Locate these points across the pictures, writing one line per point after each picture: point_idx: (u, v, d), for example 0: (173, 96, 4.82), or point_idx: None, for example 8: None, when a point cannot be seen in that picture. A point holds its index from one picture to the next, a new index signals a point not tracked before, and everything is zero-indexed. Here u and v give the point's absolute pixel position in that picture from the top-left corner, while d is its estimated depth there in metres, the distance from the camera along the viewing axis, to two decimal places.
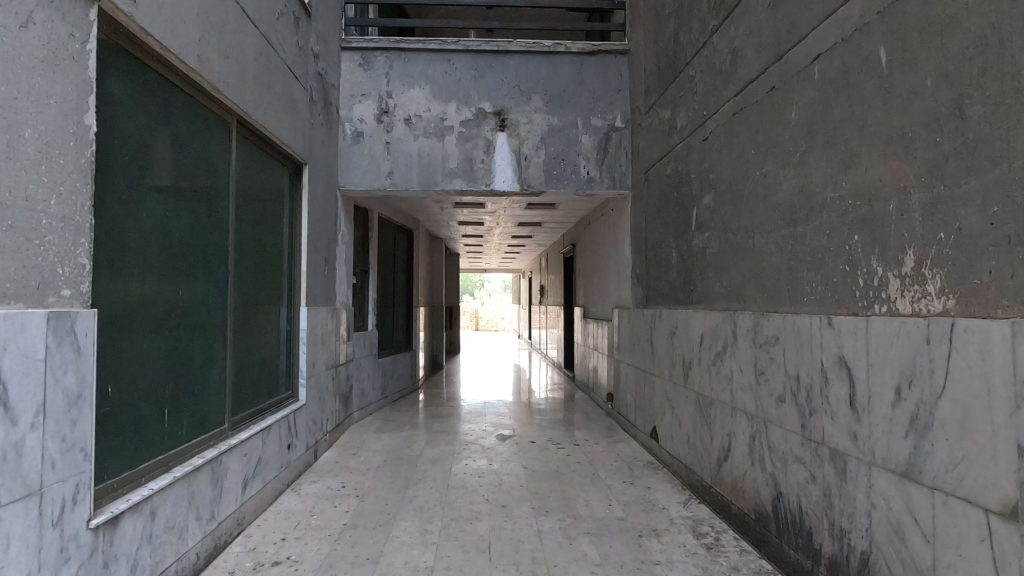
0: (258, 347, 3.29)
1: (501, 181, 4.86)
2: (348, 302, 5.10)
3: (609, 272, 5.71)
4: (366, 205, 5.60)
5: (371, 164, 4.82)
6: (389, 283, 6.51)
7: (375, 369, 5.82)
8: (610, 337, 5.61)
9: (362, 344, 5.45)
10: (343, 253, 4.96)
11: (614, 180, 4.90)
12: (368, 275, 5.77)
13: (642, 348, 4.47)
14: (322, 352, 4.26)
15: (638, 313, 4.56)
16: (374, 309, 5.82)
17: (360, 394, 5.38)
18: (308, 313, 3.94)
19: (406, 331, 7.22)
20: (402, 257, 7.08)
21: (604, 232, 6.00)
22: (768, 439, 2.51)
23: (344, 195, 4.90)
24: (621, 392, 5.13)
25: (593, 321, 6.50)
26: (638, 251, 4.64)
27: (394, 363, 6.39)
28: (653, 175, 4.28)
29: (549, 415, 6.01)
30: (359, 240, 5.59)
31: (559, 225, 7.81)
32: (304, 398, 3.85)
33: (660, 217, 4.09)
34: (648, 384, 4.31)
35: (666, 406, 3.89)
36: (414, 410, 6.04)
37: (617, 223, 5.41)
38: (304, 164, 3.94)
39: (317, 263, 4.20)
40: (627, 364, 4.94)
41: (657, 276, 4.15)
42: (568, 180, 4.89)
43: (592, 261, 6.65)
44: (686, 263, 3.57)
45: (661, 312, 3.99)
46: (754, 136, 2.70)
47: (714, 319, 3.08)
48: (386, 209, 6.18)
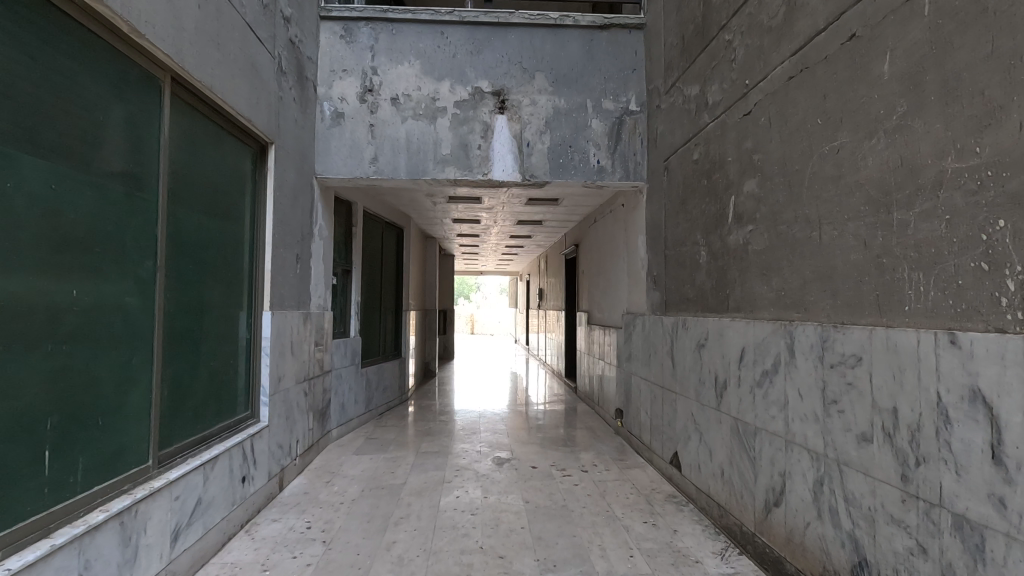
0: (204, 360, 2.70)
1: (500, 170, 4.29)
2: (326, 306, 4.53)
3: (619, 274, 5.14)
4: (348, 197, 5.03)
5: (353, 149, 4.25)
6: (376, 285, 5.94)
7: (358, 380, 5.25)
8: (620, 347, 5.04)
9: (342, 352, 4.87)
10: (321, 249, 4.38)
11: (628, 170, 4.35)
12: (351, 275, 5.19)
13: (660, 360, 3.90)
14: (292, 363, 3.68)
15: (656, 321, 3.99)
16: (357, 313, 5.24)
17: (340, 409, 4.80)
18: (272, 318, 3.36)
19: (395, 337, 6.64)
20: (391, 257, 6.52)
21: (613, 229, 5.43)
22: (843, 488, 1.95)
23: (322, 183, 4.33)
24: (633, 409, 4.56)
25: (599, 328, 5.94)
26: (656, 250, 4.08)
27: (380, 372, 5.80)
28: (675, 163, 3.72)
29: (551, 431, 5.43)
30: (341, 235, 5.03)
31: (562, 223, 7.24)
32: (267, 419, 3.27)
33: (684, 211, 3.53)
34: (668, 402, 3.75)
35: (692, 431, 3.33)
36: (402, 426, 5.45)
37: (629, 219, 4.85)
38: (270, 144, 3.36)
39: (286, 260, 3.63)
40: (640, 377, 4.38)
41: (680, 279, 3.58)
42: (576, 170, 4.34)
43: (598, 262, 6.08)
44: (720, 262, 3.01)
45: (685, 321, 3.43)
46: (820, 101, 2.14)
47: (762, 330, 2.51)
48: (372, 203, 5.62)
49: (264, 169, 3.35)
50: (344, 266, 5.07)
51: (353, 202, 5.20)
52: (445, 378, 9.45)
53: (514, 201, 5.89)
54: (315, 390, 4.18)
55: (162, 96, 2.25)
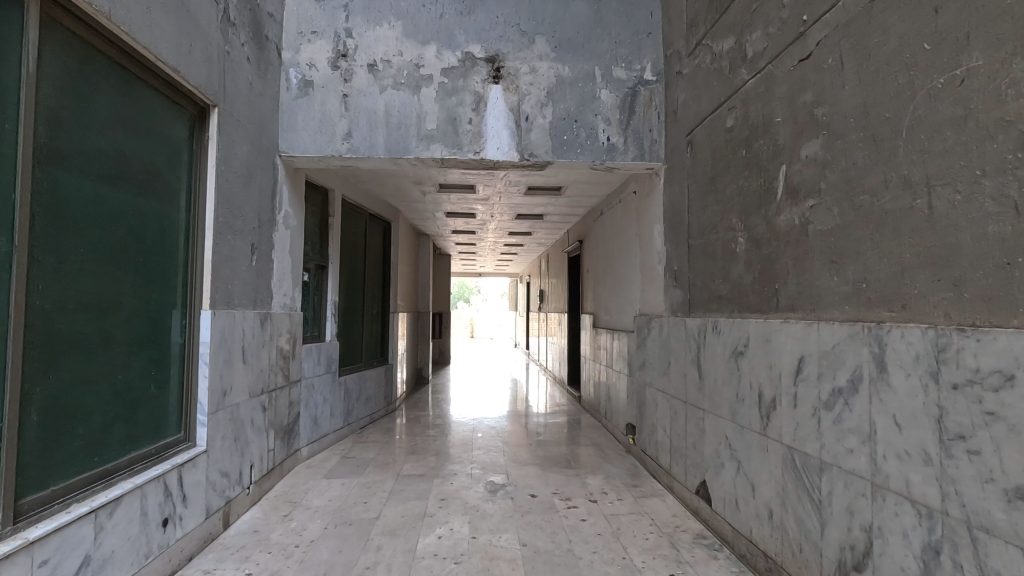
0: (107, 373, 2.09)
1: (495, 149, 3.70)
2: (294, 306, 3.93)
3: (631, 271, 4.54)
4: (322, 183, 4.45)
5: (324, 123, 3.65)
6: (358, 282, 5.35)
7: (335, 390, 4.64)
8: (632, 353, 4.43)
9: (315, 359, 4.27)
10: (287, 240, 3.79)
11: (642, 149, 3.75)
12: (327, 271, 4.60)
13: (683, 370, 3.29)
14: (245, 374, 3.08)
15: (678, 323, 3.38)
16: (334, 314, 4.64)
17: (311, 423, 4.20)
18: (215, 318, 2.75)
19: (380, 341, 6.03)
20: (376, 253, 5.92)
21: (623, 219, 4.83)
22: (979, 564, 1.35)
23: (288, 163, 3.74)
24: (648, 425, 3.95)
25: (606, 331, 5.33)
26: (676, 240, 3.48)
27: (361, 381, 5.20)
28: (701, 135, 3.13)
29: (553, 447, 4.82)
30: (314, 225, 4.44)
31: (564, 217, 6.64)
32: (204, 443, 2.65)
33: (714, 190, 2.93)
34: (693, 420, 3.14)
35: (726, 458, 2.72)
36: (385, 441, 4.84)
37: (643, 205, 4.25)
38: (212, 107, 2.76)
39: (237, 249, 3.01)
40: (657, 389, 3.77)
41: (708, 273, 2.98)
42: (583, 149, 3.74)
43: (605, 258, 5.48)
44: (765, 249, 2.41)
45: (718, 323, 2.82)
46: (929, 17, 1.54)
47: (833, 335, 1.91)
48: (352, 192, 5.03)
49: (204, 136, 2.74)
50: (318, 260, 4.48)
51: (328, 188, 4.62)
52: (439, 385, 8.82)
53: (511, 190, 5.29)
54: (278, 403, 3.58)
55: (25, 15, 1.71)
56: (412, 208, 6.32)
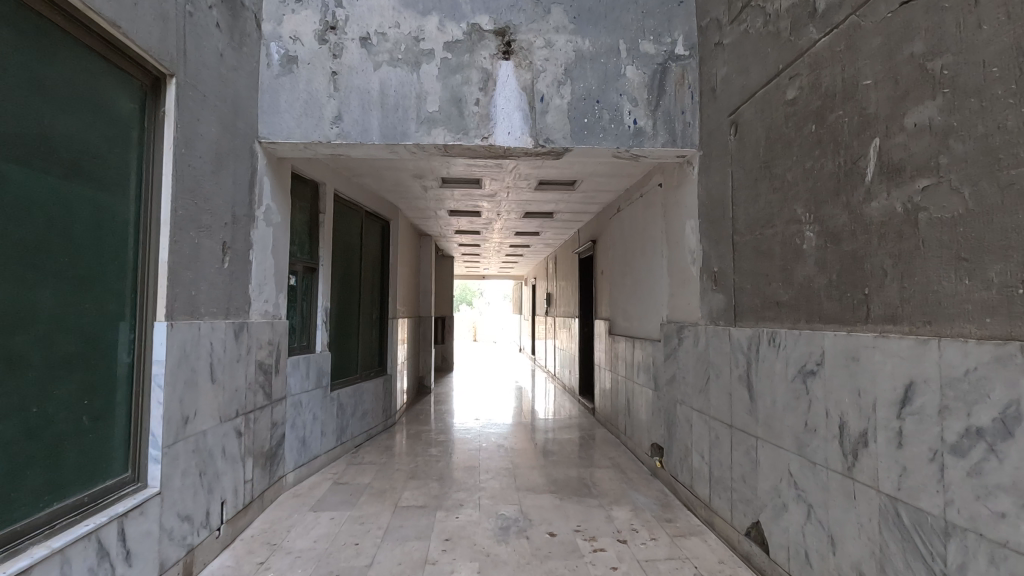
0: (10, 407, 1.63)
1: (505, 133, 3.23)
2: (277, 313, 3.47)
3: (656, 273, 4.07)
4: (311, 175, 3.99)
5: (310, 105, 3.19)
6: (352, 286, 4.89)
7: (327, 406, 4.17)
8: (658, 364, 3.96)
9: (303, 372, 3.80)
10: (269, 239, 3.33)
11: (673, 133, 3.29)
12: (316, 274, 4.14)
13: (728, 388, 2.82)
14: (214, 395, 2.61)
15: (721, 333, 2.91)
16: (325, 321, 4.18)
17: (298, 445, 3.73)
18: (175, 331, 2.28)
19: (378, 350, 5.57)
20: (373, 254, 5.46)
21: (645, 215, 4.37)
22: None
23: (269, 151, 3.28)
24: (680, 449, 3.46)
25: (625, 339, 4.85)
26: (717, 237, 3.01)
27: (356, 394, 4.73)
28: (750, 113, 2.66)
29: (568, 467, 4.33)
30: (302, 222, 3.98)
31: (576, 215, 6.17)
32: (158, 484, 2.18)
33: (771, 176, 2.46)
34: (742, 449, 2.66)
35: (790, 499, 2.24)
36: (382, 462, 4.37)
37: (671, 198, 3.79)
38: (170, 77, 2.28)
39: (205, 248, 2.55)
40: (693, 408, 3.29)
41: (762, 275, 2.52)
42: (606, 134, 3.28)
43: (623, 259, 5.01)
44: (848, 244, 1.94)
45: (777, 335, 2.35)
46: None
47: (967, 358, 1.44)
48: (345, 187, 4.57)
49: (159, 112, 2.26)
50: (307, 262, 4.02)
51: (318, 181, 4.16)
52: (442, 393, 8.34)
53: (520, 184, 4.83)
54: (257, 426, 3.11)
55: None
56: (412, 206, 5.86)
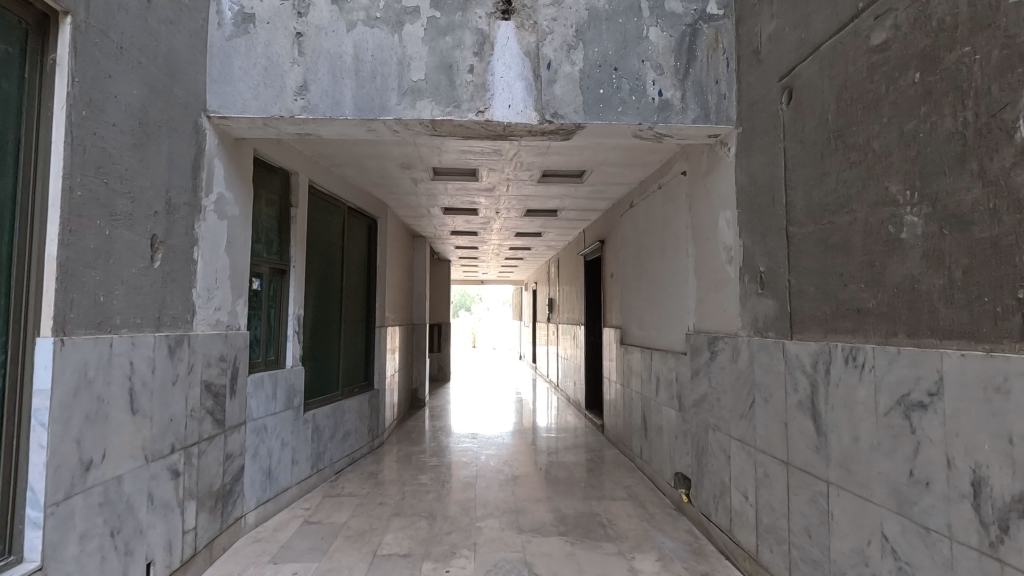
0: None
1: (505, 106, 2.70)
2: (234, 322, 2.92)
3: (679, 274, 3.53)
4: (280, 161, 3.45)
5: (270, 72, 2.65)
6: (333, 290, 4.33)
7: (299, 429, 3.61)
8: (683, 380, 3.40)
9: (269, 390, 3.25)
10: (223, 233, 2.79)
11: (705, 107, 2.75)
12: (287, 277, 3.59)
13: (783, 416, 2.26)
14: (136, 429, 2.06)
15: (772, 347, 2.36)
16: (297, 331, 3.63)
17: (261, 478, 3.17)
18: (70, 350, 1.73)
19: (364, 363, 5.01)
20: (358, 255, 4.92)
21: (665, 208, 3.82)
22: None
23: (223, 129, 2.74)
24: (715, 484, 2.89)
25: (641, 350, 4.29)
26: (765, 229, 2.46)
27: (336, 414, 4.17)
28: (812, 72, 2.12)
29: (577, 497, 3.77)
30: (268, 217, 3.43)
31: (583, 213, 5.62)
32: (39, 556, 1.62)
33: (847, 148, 1.91)
34: (806, 495, 2.10)
35: (886, 572, 1.68)
36: (365, 493, 3.80)
37: (698, 186, 3.25)
38: (63, 16, 1.74)
39: (122, 242, 2.01)
40: (732, 437, 2.73)
41: (833, 274, 1.97)
42: (625, 108, 2.74)
43: (637, 260, 4.46)
44: (983, 230, 1.39)
45: (861, 353, 1.80)
46: None
47: None
48: (323, 178, 4.03)
49: (48, 63, 1.72)
50: (275, 262, 3.47)
51: (289, 170, 3.62)
52: (437, 406, 7.77)
53: (522, 175, 4.29)
54: (204, 461, 2.56)
55: None
56: (403, 202, 5.31)
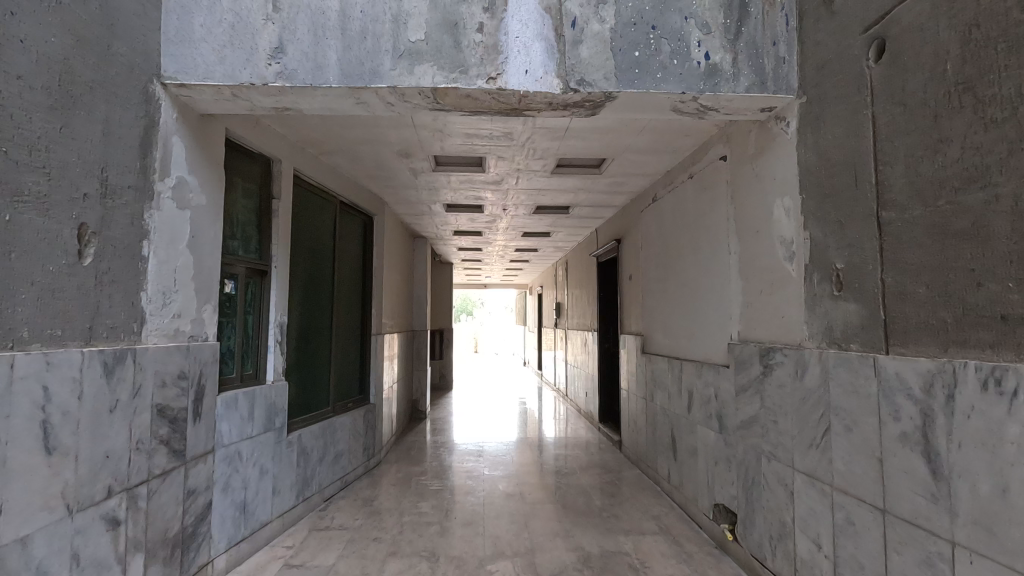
0: None
1: (521, 72, 2.25)
2: (198, 332, 2.46)
3: (719, 274, 3.06)
4: (258, 145, 2.99)
5: (239, 31, 2.19)
6: (322, 294, 3.88)
7: (281, 453, 3.14)
8: (725, 397, 2.93)
9: (244, 410, 2.79)
10: (184, 226, 2.33)
11: (761, 73, 2.30)
12: (268, 278, 3.14)
13: (876, 451, 1.80)
14: (51, 473, 1.59)
15: (857, 362, 1.89)
16: (280, 341, 3.17)
17: (235, 515, 2.71)
18: None
19: (358, 374, 4.55)
20: (352, 255, 4.46)
21: (700, 199, 3.36)
22: None
23: (183, 101, 2.29)
24: (772, 525, 2.42)
25: (668, 360, 3.82)
26: (843, 216, 2.00)
27: (326, 433, 3.70)
28: (916, 13, 1.66)
29: (600, 528, 3.30)
30: (244, 210, 2.98)
31: (597, 209, 5.17)
32: None
33: (979, 104, 1.46)
34: (916, 557, 1.63)
35: None
36: (357, 525, 3.34)
37: (744, 171, 2.80)
38: None
39: (30, 230, 1.55)
40: (796, 469, 2.26)
41: (958, 270, 1.51)
42: (664, 74, 2.29)
43: (663, 259, 4.00)
44: None
45: (1013, 375, 1.34)
46: None
47: None
48: (311, 167, 3.58)
49: None
50: (254, 262, 3.01)
51: (270, 156, 3.17)
52: (438, 417, 7.29)
53: (534, 165, 3.83)
54: (156, 503, 2.10)
55: None
56: (401, 198, 4.86)
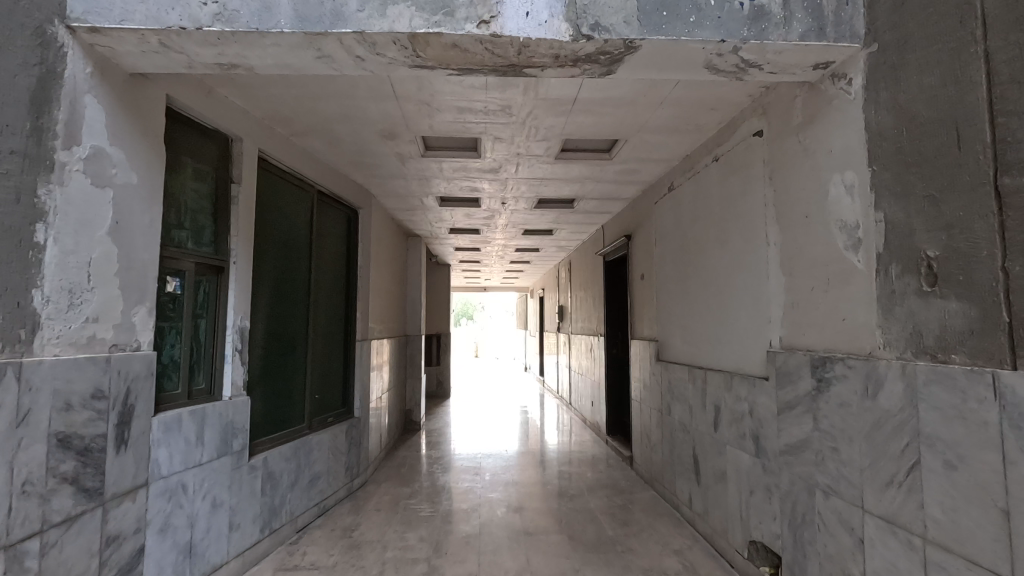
0: None
1: (521, 14, 1.80)
2: (125, 339, 2.01)
3: (754, 270, 2.61)
4: (212, 118, 2.55)
5: None
6: (297, 295, 3.42)
7: (240, 481, 2.68)
8: (764, 415, 2.47)
9: (191, 432, 2.34)
10: (103, 209, 1.89)
11: (819, 16, 1.85)
12: (225, 275, 2.68)
13: (997, 500, 1.34)
14: None
15: (963, 380, 1.44)
16: (240, 350, 2.71)
17: (178, 560, 2.25)
18: None
19: (341, 385, 4.10)
20: (333, 252, 4.01)
21: (728, 184, 2.91)
22: None
23: (101, 53, 1.85)
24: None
25: (689, 370, 3.36)
26: (936, 190, 1.55)
27: (299, 454, 3.24)
28: None
29: (614, 565, 2.85)
30: (194, 195, 2.53)
31: (605, 202, 4.72)
32: None
33: None
34: None
35: None
36: (332, 563, 2.87)
37: (787, 146, 2.35)
38: None
39: None
40: (866, 511, 1.80)
41: None
42: (700, 17, 1.84)
43: (682, 254, 3.55)
44: None
45: None
46: None
47: None
48: (281, 150, 3.13)
49: None
50: (207, 256, 2.56)
51: (228, 134, 2.72)
52: (434, 427, 6.83)
53: (536, 148, 3.38)
54: (54, 560, 1.64)
55: None
56: (389, 189, 4.41)
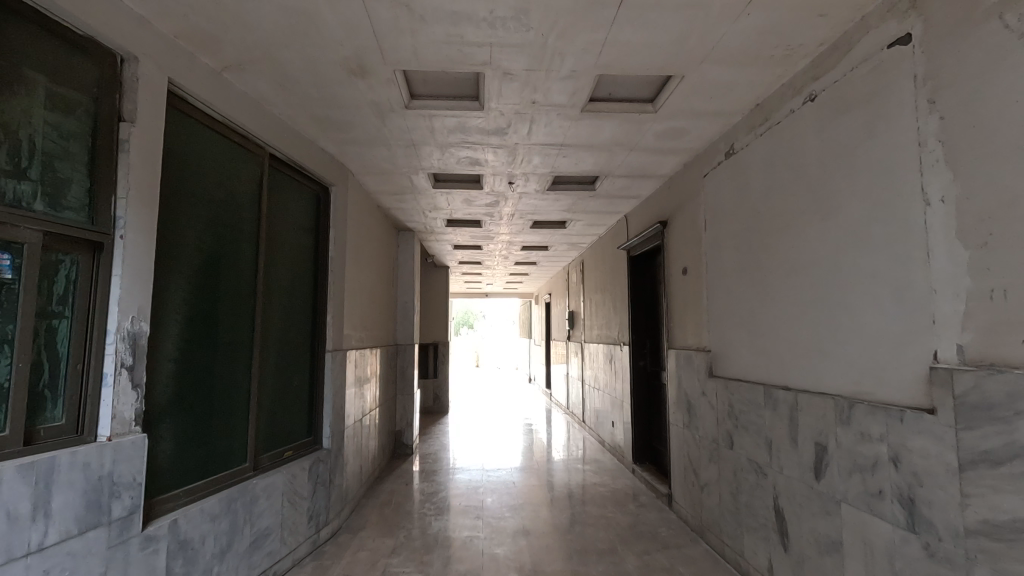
0: None
1: None
2: None
3: (896, 244, 1.74)
4: (80, 18, 1.68)
5: None
6: (238, 289, 2.55)
7: (129, 563, 1.80)
8: (925, 467, 1.59)
9: (19, 501, 1.45)
10: None
11: None
12: (106, 255, 1.81)
13: None
14: None
15: None
16: (129, 366, 1.84)
17: None
18: None
19: (305, 408, 3.22)
20: (296, 237, 3.14)
21: (836, 126, 2.05)
22: None
23: None
24: None
25: (766, 391, 2.48)
26: None
27: (236, 509, 2.36)
28: None
29: None
30: (51, 132, 1.66)
31: (635, 180, 3.86)
32: None
33: None
34: None
35: None
36: None
37: (970, 42, 1.48)
38: None
39: None
40: None
41: None
42: None
43: (751, 235, 2.68)
44: None
45: None
46: None
47: None
48: (209, 88, 2.27)
49: None
50: (73, 226, 1.69)
51: (116, 50, 1.85)
52: (429, 450, 5.93)
53: (557, 93, 2.54)
54: None
55: None
56: (369, 163, 3.56)
